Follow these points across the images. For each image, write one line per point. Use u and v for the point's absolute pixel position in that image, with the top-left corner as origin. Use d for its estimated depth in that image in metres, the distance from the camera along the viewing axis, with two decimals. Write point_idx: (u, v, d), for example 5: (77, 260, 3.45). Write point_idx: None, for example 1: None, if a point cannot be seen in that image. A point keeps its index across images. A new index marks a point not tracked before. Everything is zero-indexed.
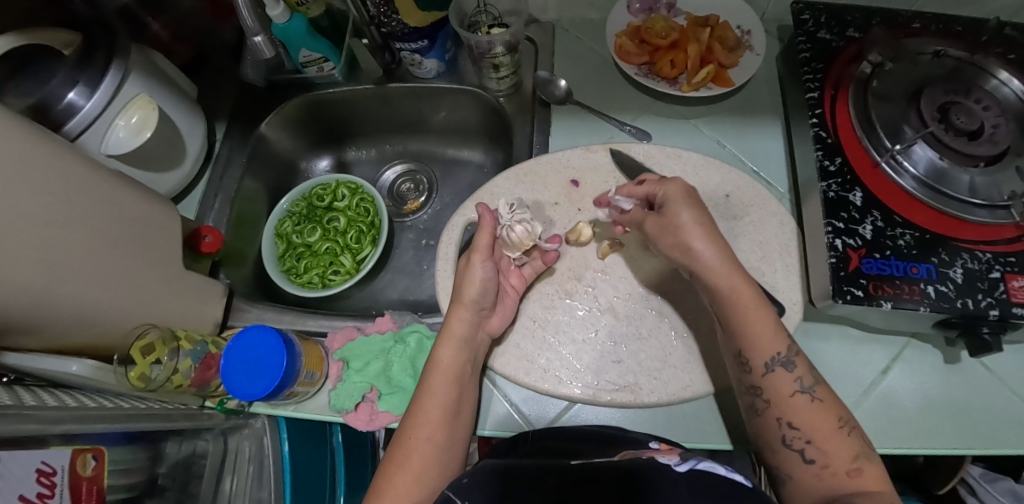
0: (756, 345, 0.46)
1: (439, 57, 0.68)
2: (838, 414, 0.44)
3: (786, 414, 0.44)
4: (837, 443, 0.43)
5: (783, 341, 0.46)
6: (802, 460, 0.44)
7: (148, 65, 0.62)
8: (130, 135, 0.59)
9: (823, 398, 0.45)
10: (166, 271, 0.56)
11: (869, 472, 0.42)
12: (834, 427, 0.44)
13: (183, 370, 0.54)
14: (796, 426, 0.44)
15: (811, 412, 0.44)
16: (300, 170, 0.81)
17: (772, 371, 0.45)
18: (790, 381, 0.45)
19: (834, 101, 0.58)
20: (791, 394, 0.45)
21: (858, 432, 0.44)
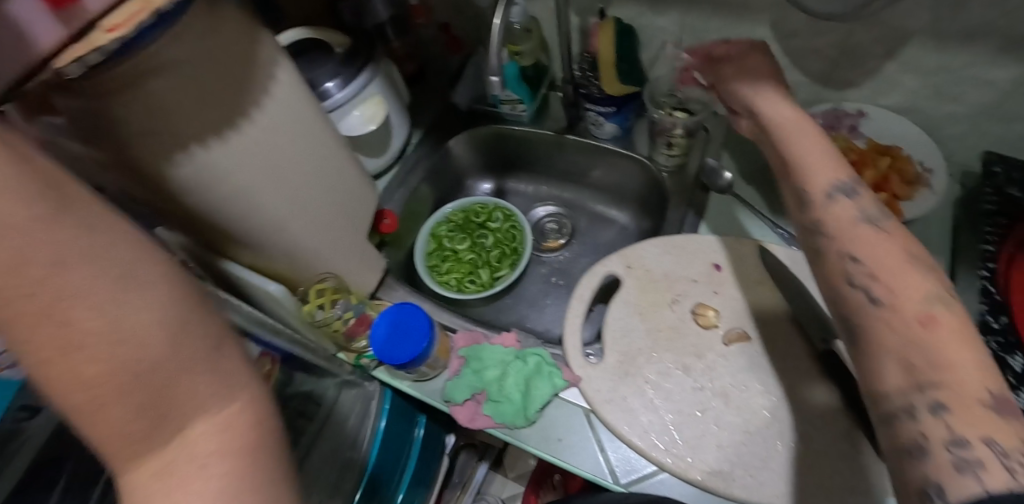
0: (813, 177, 0.46)
1: (620, 123, 0.76)
2: (904, 250, 0.41)
3: (846, 246, 0.43)
4: (903, 278, 0.39)
5: (848, 170, 0.46)
6: (866, 300, 0.40)
7: (387, 72, 0.76)
8: (360, 122, 0.72)
9: (892, 229, 0.43)
10: (354, 237, 0.66)
11: (949, 318, 0.36)
12: (898, 265, 0.40)
13: (343, 319, 0.64)
14: (858, 259, 0.41)
15: (889, 252, 0.41)
16: (465, 186, 0.92)
17: (832, 200, 0.45)
18: (851, 209, 0.44)
19: (1012, 260, 0.57)
20: (852, 222, 0.43)
21: (931, 276, 0.39)
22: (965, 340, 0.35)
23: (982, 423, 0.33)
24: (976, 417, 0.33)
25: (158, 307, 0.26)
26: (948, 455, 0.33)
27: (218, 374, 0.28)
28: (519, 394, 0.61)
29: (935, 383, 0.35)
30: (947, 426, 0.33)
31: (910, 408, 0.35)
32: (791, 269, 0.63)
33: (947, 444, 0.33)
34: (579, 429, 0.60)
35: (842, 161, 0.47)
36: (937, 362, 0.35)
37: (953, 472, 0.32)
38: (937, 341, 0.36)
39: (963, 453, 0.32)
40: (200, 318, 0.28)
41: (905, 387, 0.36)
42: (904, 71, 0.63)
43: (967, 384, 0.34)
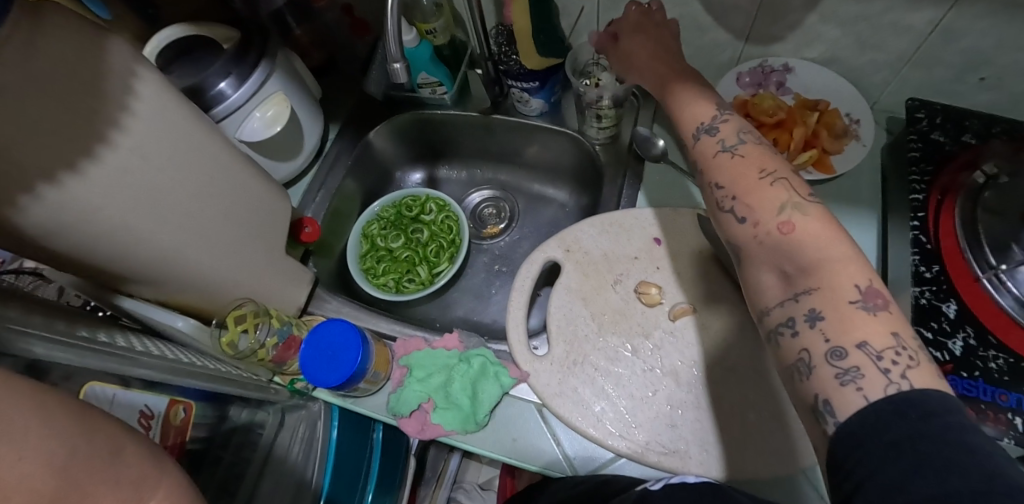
0: (686, 124, 0.49)
1: (546, 98, 0.72)
2: (761, 164, 0.43)
3: (712, 175, 0.45)
4: (759, 191, 0.41)
5: (711, 106, 0.49)
6: (735, 219, 0.42)
7: (289, 66, 0.69)
8: (264, 126, 0.65)
9: (746, 151, 0.44)
10: (270, 253, 0.61)
11: (808, 222, 0.38)
12: (755, 180, 0.42)
13: (268, 346, 0.59)
14: (721, 184, 0.44)
15: (749, 171, 0.43)
16: (395, 179, 0.87)
17: (697, 140, 0.48)
18: (714, 143, 0.46)
19: (939, 206, 0.57)
20: (715, 154, 0.46)
21: (785, 183, 0.41)
22: (825, 232, 0.37)
23: (856, 326, 0.34)
24: (851, 319, 0.34)
25: (33, 450, 0.23)
26: (830, 368, 0.34)
27: (136, 469, 0.26)
28: (467, 398, 0.58)
29: (808, 289, 0.37)
30: (825, 337, 0.35)
31: (789, 320, 0.37)
32: None
33: (827, 355, 0.34)
34: (531, 425, 0.58)
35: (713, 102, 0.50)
36: (806, 270, 0.37)
37: (836, 383, 0.33)
38: (803, 249, 0.37)
39: (842, 363, 0.34)
40: (90, 438, 0.25)
41: (784, 301, 0.38)
42: (824, 22, 0.62)
43: (835, 285, 0.36)
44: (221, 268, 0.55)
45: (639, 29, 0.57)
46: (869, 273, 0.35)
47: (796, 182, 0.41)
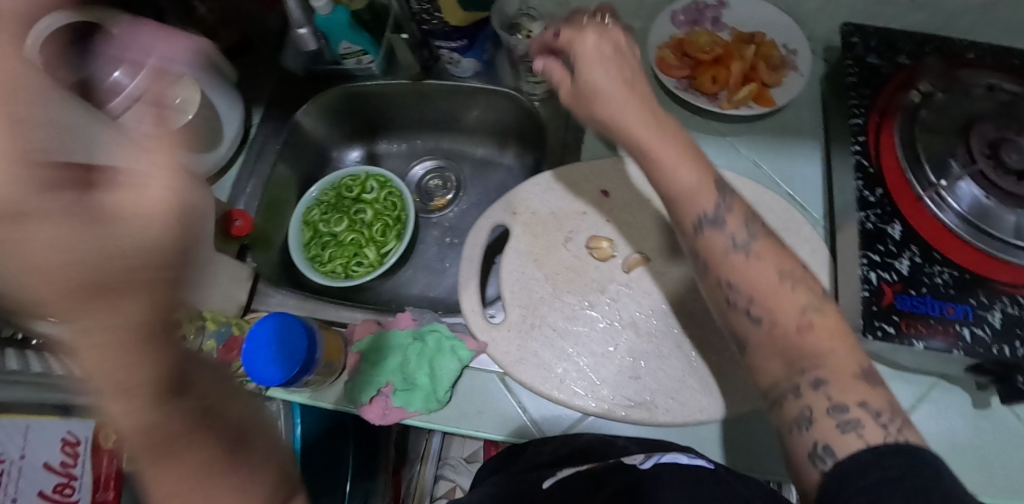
0: (683, 196, 0.42)
1: (477, 57, 0.69)
2: (782, 266, 0.40)
3: (733, 276, 0.40)
4: (784, 296, 0.38)
5: (711, 189, 0.42)
6: (748, 320, 0.39)
7: (195, 47, 0.63)
8: (172, 116, 0.60)
9: (763, 253, 0.40)
10: (197, 252, 0.56)
11: (826, 323, 0.37)
12: (777, 282, 0.39)
13: (205, 351, 0.55)
14: (739, 286, 0.39)
15: (767, 273, 0.39)
16: (332, 160, 0.82)
17: (700, 231, 0.42)
18: (722, 239, 0.41)
19: (879, 128, 0.57)
20: (726, 252, 0.40)
21: (804, 285, 0.39)
22: (838, 336, 0.37)
23: (855, 388, 0.35)
24: (850, 390, 0.35)
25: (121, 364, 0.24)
26: (833, 423, 0.34)
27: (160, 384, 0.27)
28: (425, 377, 0.56)
29: (813, 365, 0.36)
30: (828, 397, 0.35)
31: (793, 390, 0.36)
32: None
33: (828, 409, 0.35)
34: (495, 395, 0.56)
35: (710, 177, 0.42)
36: (806, 360, 0.37)
37: (839, 431, 0.34)
38: (815, 343, 0.37)
39: (845, 417, 0.34)
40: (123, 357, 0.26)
41: (784, 381, 0.37)
42: None
43: (838, 359, 0.36)
44: None
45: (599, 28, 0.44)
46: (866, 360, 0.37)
47: (812, 284, 0.39)
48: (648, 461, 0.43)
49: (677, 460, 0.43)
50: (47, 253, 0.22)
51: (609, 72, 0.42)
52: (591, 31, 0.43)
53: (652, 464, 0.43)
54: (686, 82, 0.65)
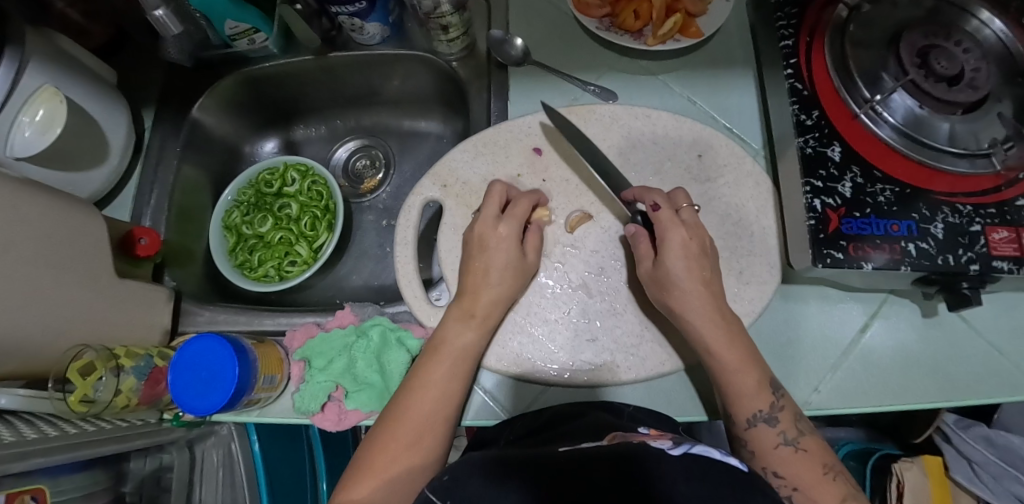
0: (735, 399, 0.45)
1: (382, 20, 0.62)
2: (825, 459, 0.43)
3: (770, 463, 0.43)
4: (824, 489, 0.41)
5: (765, 389, 0.45)
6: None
7: (52, 48, 0.54)
8: (38, 133, 0.51)
9: (809, 446, 0.43)
10: (96, 283, 0.51)
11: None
12: (820, 474, 0.42)
13: (129, 389, 0.49)
14: (782, 474, 0.43)
15: (815, 469, 0.42)
16: (246, 155, 0.76)
17: (754, 425, 0.44)
18: (774, 433, 0.44)
19: (809, 48, 0.54)
20: (776, 445, 0.43)
21: (845, 477, 0.43)
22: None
23: None
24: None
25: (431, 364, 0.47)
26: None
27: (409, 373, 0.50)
28: (376, 374, 0.53)
29: None
30: None
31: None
32: (611, 129, 0.58)
33: None
34: None
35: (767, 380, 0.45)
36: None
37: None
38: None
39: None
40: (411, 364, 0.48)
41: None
42: None
43: None
44: (30, 322, 0.45)
45: (690, 226, 0.49)
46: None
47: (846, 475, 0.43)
48: (677, 449, 0.32)
49: (708, 454, 0.32)
50: (485, 300, 0.49)
51: (690, 267, 0.47)
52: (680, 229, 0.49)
53: (682, 453, 0.31)
54: (608, 21, 0.61)
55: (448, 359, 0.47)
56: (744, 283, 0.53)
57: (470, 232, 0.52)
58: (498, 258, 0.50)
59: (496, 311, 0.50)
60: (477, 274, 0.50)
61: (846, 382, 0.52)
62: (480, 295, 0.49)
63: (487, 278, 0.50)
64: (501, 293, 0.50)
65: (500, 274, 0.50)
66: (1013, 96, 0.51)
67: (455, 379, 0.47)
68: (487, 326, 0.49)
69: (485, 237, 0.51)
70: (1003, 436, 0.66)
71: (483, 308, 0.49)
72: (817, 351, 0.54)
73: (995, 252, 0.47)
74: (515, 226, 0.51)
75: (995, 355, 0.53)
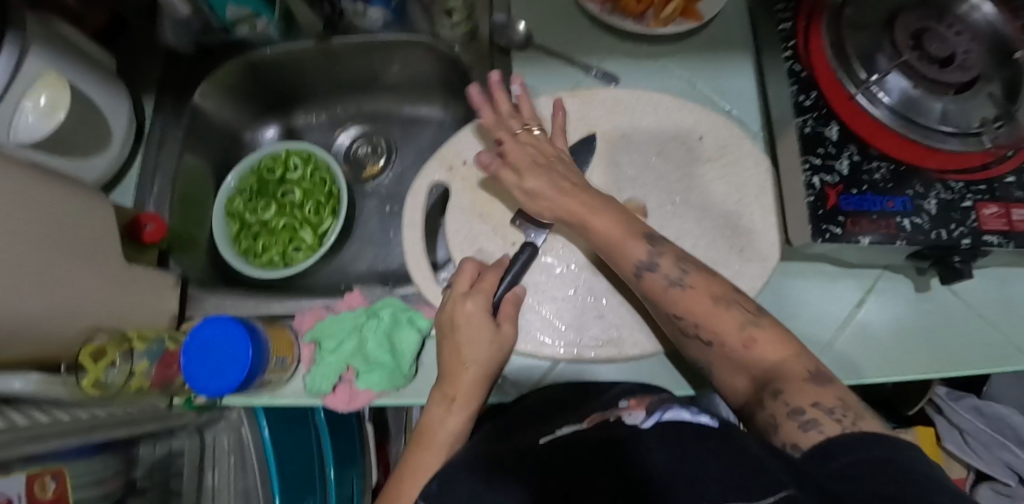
0: (614, 249, 0.47)
1: (385, 5, 0.63)
2: (713, 291, 0.43)
3: (667, 307, 0.44)
4: (721, 319, 0.42)
5: (639, 239, 0.46)
6: (702, 344, 0.43)
7: (54, 34, 0.54)
8: (43, 120, 0.50)
9: (694, 282, 0.44)
10: (106, 268, 0.51)
11: (767, 336, 0.41)
12: (712, 306, 0.43)
13: (141, 372, 0.50)
14: (680, 315, 0.44)
15: (703, 302, 0.43)
16: (246, 142, 0.76)
17: (641, 275, 0.46)
18: (658, 280, 0.45)
19: (807, 31, 0.55)
20: (664, 289, 0.44)
21: (739, 305, 0.43)
22: (778, 344, 0.41)
23: (808, 392, 0.37)
24: (799, 390, 0.37)
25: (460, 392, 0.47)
26: (793, 421, 0.36)
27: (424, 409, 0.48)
28: (387, 354, 0.53)
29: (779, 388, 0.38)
30: (786, 402, 0.37)
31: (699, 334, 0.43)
32: (614, 111, 0.59)
33: (790, 412, 0.37)
34: None
35: (634, 227, 0.47)
36: (763, 376, 0.40)
37: (798, 429, 0.36)
38: (759, 357, 0.40)
39: (800, 415, 0.36)
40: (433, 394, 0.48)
41: (750, 398, 0.40)
42: None
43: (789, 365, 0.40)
44: (43, 306, 0.45)
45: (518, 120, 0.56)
46: (816, 362, 0.40)
47: (743, 302, 0.43)
48: (651, 419, 0.34)
49: (680, 417, 0.34)
50: (472, 376, 0.47)
51: (538, 177, 0.51)
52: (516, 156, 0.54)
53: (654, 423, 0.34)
54: (610, 6, 0.62)
55: (473, 380, 0.47)
56: (746, 260, 0.54)
57: (447, 312, 0.50)
58: (474, 336, 0.48)
59: (481, 385, 0.48)
60: (466, 345, 0.48)
61: (846, 355, 0.54)
62: (466, 364, 0.48)
63: (482, 346, 0.48)
64: (497, 356, 0.49)
65: (498, 340, 0.49)
66: (1002, 77, 0.53)
67: (478, 395, 0.47)
68: (480, 385, 0.48)
69: (465, 315, 0.49)
70: (991, 406, 0.72)
71: (485, 352, 0.48)
72: (817, 326, 0.55)
73: (986, 227, 0.49)
74: (487, 292, 0.50)
75: (985, 326, 0.55)
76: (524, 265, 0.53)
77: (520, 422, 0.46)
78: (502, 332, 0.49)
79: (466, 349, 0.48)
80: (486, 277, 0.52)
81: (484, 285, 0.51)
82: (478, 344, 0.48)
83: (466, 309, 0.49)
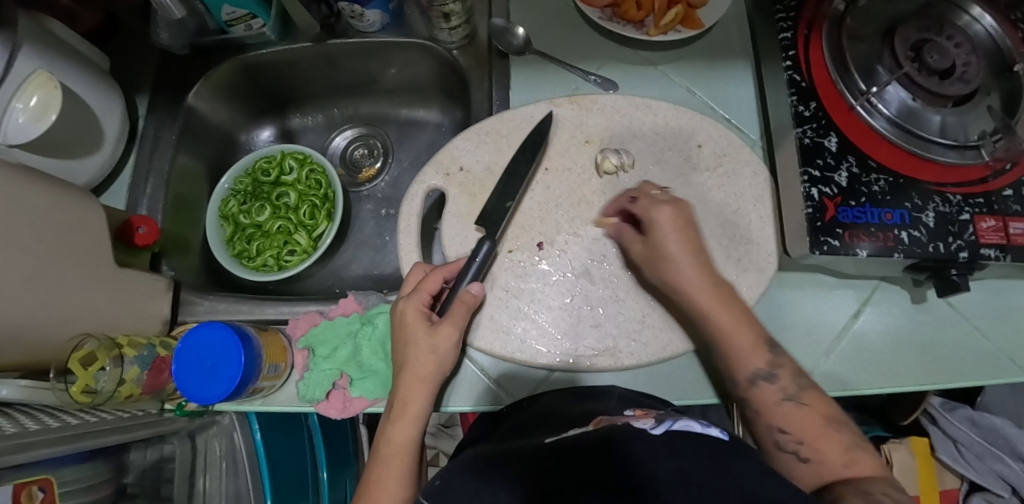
0: (733, 357, 0.47)
1: (382, 8, 0.62)
2: (827, 411, 0.44)
3: (772, 420, 0.45)
4: (825, 441, 0.43)
5: (762, 348, 0.47)
6: (796, 460, 0.44)
7: (46, 35, 0.53)
8: (32, 120, 0.49)
9: (809, 400, 0.45)
10: (96, 272, 0.50)
11: (868, 461, 0.42)
12: (822, 426, 0.44)
13: (132, 379, 0.49)
14: (787, 430, 0.44)
15: (813, 421, 0.44)
16: (241, 143, 0.75)
17: (755, 385, 0.46)
18: (773, 390, 0.46)
19: (807, 41, 0.55)
20: (778, 402, 0.45)
21: (843, 426, 0.44)
22: (872, 464, 0.42)
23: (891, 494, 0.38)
24: (872, 486, 0.39)
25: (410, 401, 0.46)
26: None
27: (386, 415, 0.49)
28: (381, 361, 0.53)
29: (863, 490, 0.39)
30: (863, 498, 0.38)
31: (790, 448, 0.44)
32: (613, 119, 0.59)
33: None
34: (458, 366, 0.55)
35: (765, 340, 0.47)
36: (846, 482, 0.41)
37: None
38: (848, 473, 0.42)
39: (874, 500, 0.37)
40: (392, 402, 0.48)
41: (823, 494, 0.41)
42: None
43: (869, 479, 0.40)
44: (32, 313, 0.44)
45: (671, 203, 0.50)
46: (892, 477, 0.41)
47: (848, 426, 0.44)
48: (660, 426, 0.33)
49: (690, 429, 0.33)
50: (414, 386, 0.46)
51: (680, 244, 0.48)
52: (666, 206, 0.50)
53: (664, 431, 0.32)
54: (610, 12, 0.61)
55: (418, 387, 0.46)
56: (743, 270, 0.54)
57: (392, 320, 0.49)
58: (410, 343, 0.47)
59: (427, 391, 0.47)
60: (404, 354, 0.47)
61: (841, 367, 0.54)
62: (406, 371, 0.46)
63: (418, 353, 0.46)
64: (436, 362, 0.47)
65: (434, 345, 0.46)
66: (1000, 89, 0.53)
67: (426, 399, 0.47)
68: (425, 393, 0.46)
69: (402, 322, 0.48)
70: (985, 417, 0.72)
71: (425, 359, 0.46)
72: (813, 336, 0.55)
73: (983, 240, 0.49)
74: (425, 299, 0.48)
75: (980, 338, 0.55)
76: (483, 260, 0.50)
77: (513, 431, 0.45)
78: (439, 334, 0.47)
79: (405, 358, 0.47)
80: (429, 280, 0.50)
81: (424, 290, 0.49)
82: (413, 351, 0.46)
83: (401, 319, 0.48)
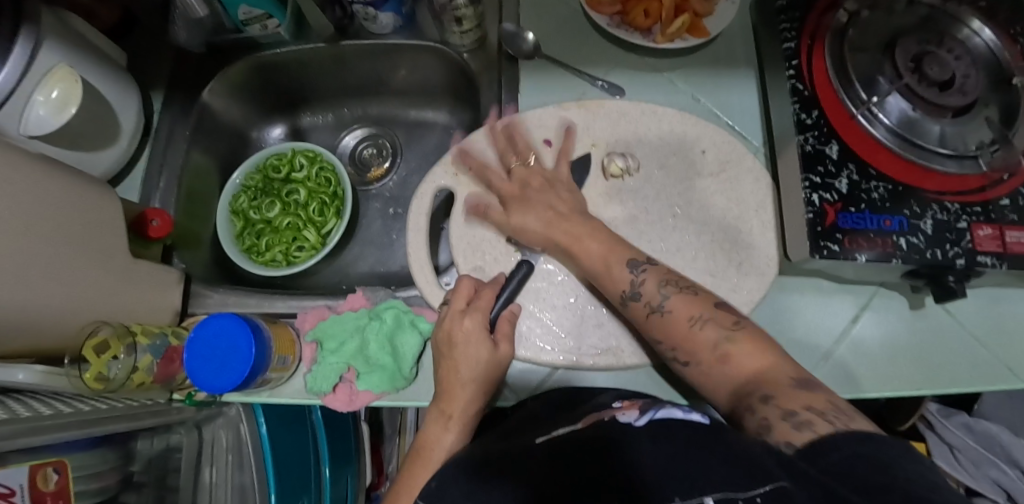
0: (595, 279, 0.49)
1: (395, 11, 0.64)
2: (695, 311, 0.44)
3: (651, 332, 0.46)
4: (697, 339, 0.43)
5: (623, 265, 0.48)
6: (681, 365, 0.45)
7: (68, 30, 0.54)
8: (52, 113, 0.50)
9: (675, 306, 0.45)
10: (111, 262, 0.51)
11: (741, 349, 0.42)
12: (688, 327, 0.44)
13: (144, 367, 0.50)
14: (662, 340, 0.45)
15: (682, 322, 0.44)
16: (253, 141, 0.76)
17: (628, 299, 0.47)
18: (641, 305, 0.46)
19: (811, 50, 0.57)
20: (647, 315, 0.46)
21: (713, 322, 0.44)
22: (759, 353, 0.41)
23: (797, 395, 0.37)
24: (793, 398, 0.37)
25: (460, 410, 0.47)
26: (785, 424, 0.36)
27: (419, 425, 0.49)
28: (388, 356, 0.54)
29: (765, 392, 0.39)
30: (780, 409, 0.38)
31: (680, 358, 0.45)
32: (618, 123, 0.60)
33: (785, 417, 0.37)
34: None
35: (623, 254, 0.48)
36: (757, 385, 0.41)
37: (795, 431, 0.36)
38: (739, 368, 0.41)
39: (792, 417, 0.36)
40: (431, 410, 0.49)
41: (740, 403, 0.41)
42: None
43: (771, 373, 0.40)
44: (50, 300, 0.45)
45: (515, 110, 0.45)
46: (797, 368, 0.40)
47: (741, 320, 0.44)
48: (642, 419, 0.35)
49: (672, 416, 0.35)
50: (466, 393, 0.48)
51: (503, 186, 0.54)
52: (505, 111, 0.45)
53: (646, 421, 0.34)
54: (618, 19, 0.63)
55: (472, 395, 0.48)
56: (744, 274, 0.55)
57: (446, 328, 0.50)
58: (470, 354, 0.48)
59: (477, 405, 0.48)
60: (464, 366, 0.48)
61: (840, 370, 0.55)
62: (467, 385, 0.48)
63: (479, 365, 0.48)
64: (493, 376, 0.49)
65: (494, 359, 0.49)
66: (999, 101, 0.55)
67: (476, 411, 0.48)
68: (476, 404, 0.48)
69: (463, 332, 0.49)
70: (981, 423, 0.73)
71: (482, 370, 0.48)
72: (812, 340, 0.56)
73: (980, 247, 0.50)
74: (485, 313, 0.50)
75: (978, 346, 0.56)
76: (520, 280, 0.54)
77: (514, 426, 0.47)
78: (499, 351, 0.49)
79: (464, 367, 0.48)
80: (484, 294, 0.52)
81: (483, 302, 0.51)
82: (474, 362, 0.48)
83: (465, 329, 0.49)
